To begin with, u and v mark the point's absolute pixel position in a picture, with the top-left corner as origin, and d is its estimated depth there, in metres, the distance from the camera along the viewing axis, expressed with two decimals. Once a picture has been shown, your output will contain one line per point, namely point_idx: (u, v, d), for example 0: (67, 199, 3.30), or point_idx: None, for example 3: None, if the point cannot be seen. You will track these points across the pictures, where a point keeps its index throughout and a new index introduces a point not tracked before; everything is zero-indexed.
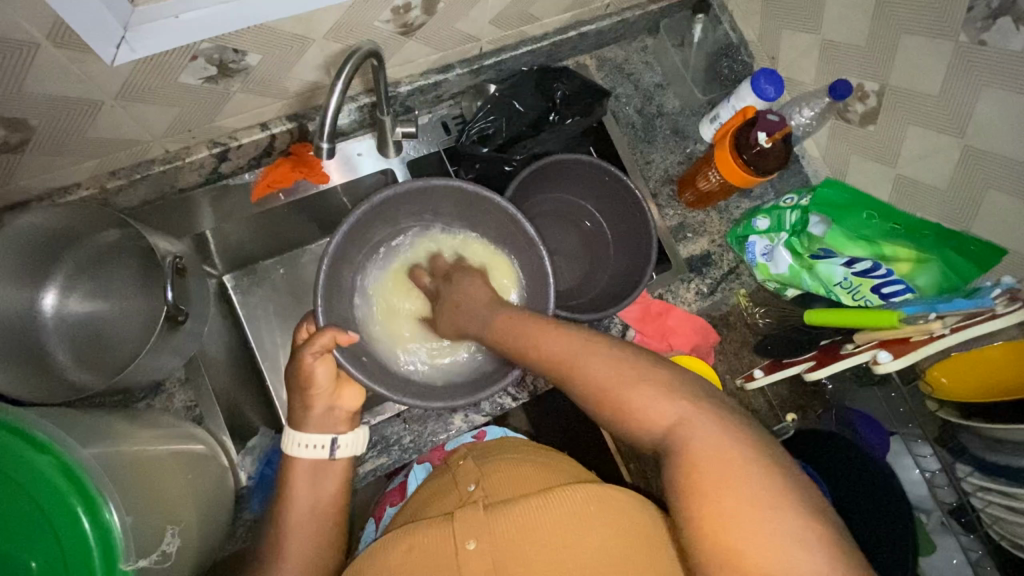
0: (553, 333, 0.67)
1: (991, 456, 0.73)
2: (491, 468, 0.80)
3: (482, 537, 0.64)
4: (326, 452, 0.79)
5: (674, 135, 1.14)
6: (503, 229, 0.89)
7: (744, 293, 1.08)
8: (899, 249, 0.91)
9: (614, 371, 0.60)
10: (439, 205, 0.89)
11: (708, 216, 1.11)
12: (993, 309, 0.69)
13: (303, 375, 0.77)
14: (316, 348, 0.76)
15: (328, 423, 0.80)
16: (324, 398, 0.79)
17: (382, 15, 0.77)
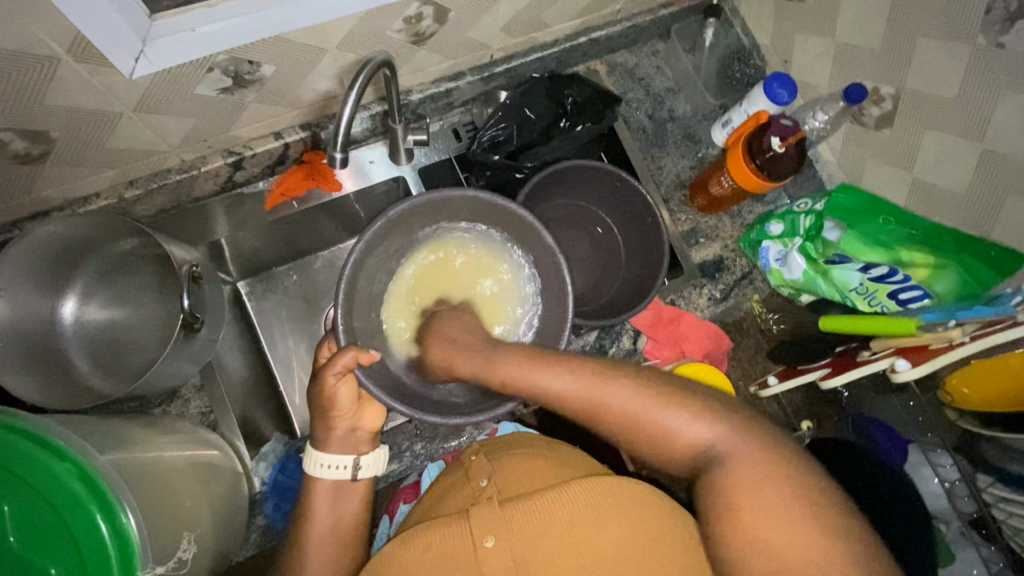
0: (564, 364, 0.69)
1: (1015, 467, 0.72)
2: (502, 464, 0.80)
3: (501, 535, 0.65)
4: (347, 473, 0.80)
5: (685, 139, 1.13)
6: (514, 234, 0.89)
7: (758, 298, 1.07)
8: (916, 254, 0.88)
9: (628, 401, 0.65)
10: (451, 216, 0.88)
11: (720, 221, 1.10)
12: (1014, 317, 0.67)
13: (326, 399, 0.77)
14: (338, 370, 0.75)
15: (350, 443, 0.81)
16: (346, 419, 0.79)
17: (394, 25, 0.78)
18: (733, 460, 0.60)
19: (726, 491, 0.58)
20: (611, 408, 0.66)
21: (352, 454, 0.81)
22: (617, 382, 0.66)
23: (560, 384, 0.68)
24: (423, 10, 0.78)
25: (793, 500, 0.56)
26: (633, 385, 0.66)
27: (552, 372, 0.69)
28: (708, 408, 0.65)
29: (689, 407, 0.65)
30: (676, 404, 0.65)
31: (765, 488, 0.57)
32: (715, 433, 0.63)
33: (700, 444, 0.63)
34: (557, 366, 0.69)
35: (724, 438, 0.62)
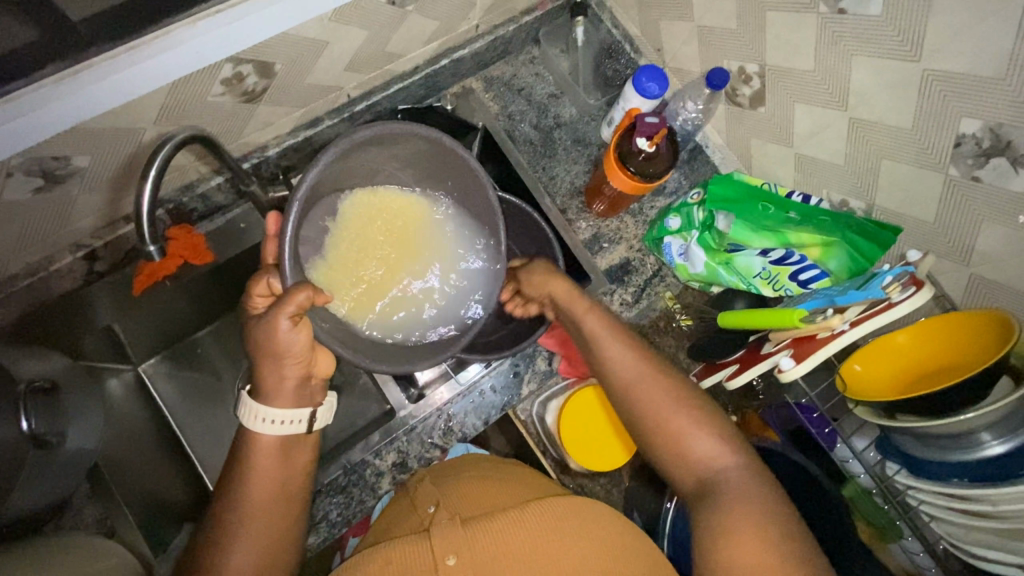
0: (605, 314, 0.76)
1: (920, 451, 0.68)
2: (450, 489, 0.77)
3: (463, 552, 0.64)
4: (303, 427, 0.71)
5: (575, 144, 1.09)
6: (462, 186, 0.73)
7: (671, 295, 1.03)
8: (803, 236, 0.83)
9: (643, 371, 0.71)
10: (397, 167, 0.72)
11: (622, 222, 1.07)
12: (889, 297, 0.65)
13: (276, 344, 0.64)
14: (289, 311, 0.61)
15: (305, 395, 0.72)
16: (298, 366, 0.68)
17: (213, 89, 0.74)
18: (728, 482, 0.64)
19: (731, 505, 0.61)
20: (650, 396, 0.69)
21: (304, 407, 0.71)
22: (661, 375, 0.71)
23: (598, 332, 0.74)
24: (240, 69, 0.74)
25: (785, 525, 0.60)
26: (675, 385, 0.70)
27: (611, 339, 0.73)
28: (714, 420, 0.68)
29: (711, 426, 0.68)
30: (704, 421, 0.68)
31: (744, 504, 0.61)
32: (726, 461, 0.66)
33: (694, 450, 0.67)
34: (602, 313, 0.75)
35: (737, 470, 0.65)
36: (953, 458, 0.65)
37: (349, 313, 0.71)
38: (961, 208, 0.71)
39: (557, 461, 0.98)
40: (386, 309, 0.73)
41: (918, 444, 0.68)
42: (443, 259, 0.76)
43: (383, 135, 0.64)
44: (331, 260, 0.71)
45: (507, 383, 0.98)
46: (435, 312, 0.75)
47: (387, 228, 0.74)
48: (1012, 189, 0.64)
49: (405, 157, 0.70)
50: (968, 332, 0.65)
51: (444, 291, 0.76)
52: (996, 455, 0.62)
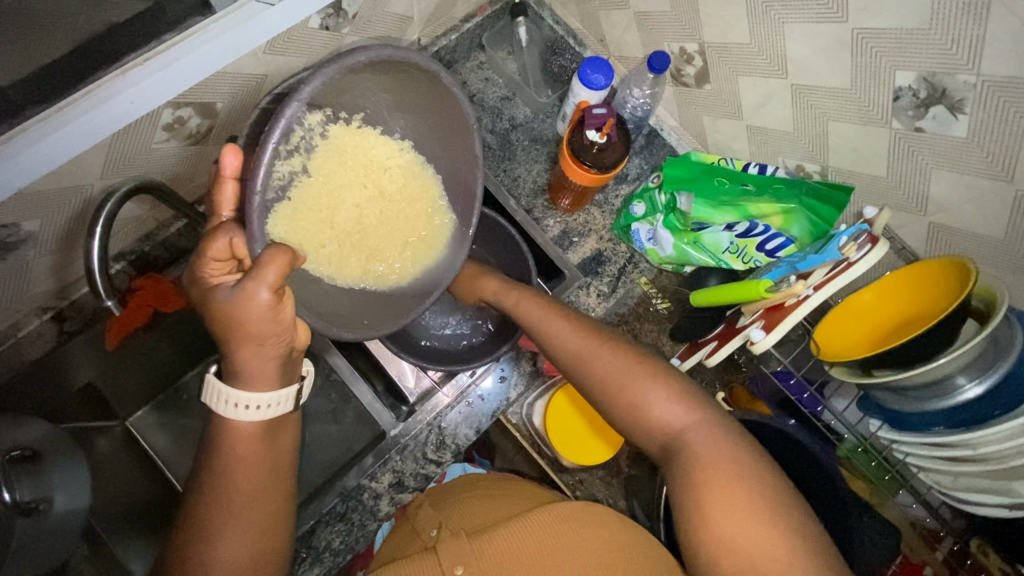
0: (537, 296, 0.82)
1: (895, 405, 0.69)
2: (453, 512, 0.77)
3: (472, 565, 0.64)
4: (289, 405, 0.65)
5: (533, 143, 1.09)
6: (443, 123, 0.70)
7: (646, 280, 1.03)
8: (762, 206, 0.84)
9: (579, 339, 0.73)
10: (369, 95, 0.64)
11: (589, 214, 1.07)
12: (848, 257, 0.65)
13: (251, 318, 0.56)
14: (268, 280, 0.54)
15: (286, 370, 0.65)
16: (276, 343, 0.60)
17: (157, 135, 0.74)
18: (693, 437, 0.63)
19: (697, 467, 0.60)
20: (599, 361, 0.70)
21: (285, 386, 0.65)
22: (604, 342, 0.72)
23: (533, 313, 0.79)
24: (182, 112, 0.74)
25: (764, 480, 0.58)
26: (615, 344, 0.72)
27: (553, 319, 0.77)
28: (666, 377, 0.68)
29: (667, 383, 0.67)
30: (657, 378, 0.67)
31: (733, 474, 0.59)
32: (690, 421, 0.64)
33: (655, 412, 0.66)
34: (534, 297, 0.81)
35: (703, 429, 0.63)
36: (931, 406, 0.65)
37: (324, 266, 0.67)
38: (908, 159, 0.72)
39: (553, 460, 0.98)
40: (363, 259, 0.71)
41: (897, 395, 0.68)
42: (413, 202, 0.74)
43: (381, 62, 0.57)
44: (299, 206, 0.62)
45: (493, 390, 0.97)
46: (406, 258, 0.75)
47: (358, 174, 0.68)
48: (955, 134, 0.65)
49: (386, 81, 0.62)
50: (928, 283, 0.66)
51: (417, 236, 0.76)
52: (974, 397, 0.62)
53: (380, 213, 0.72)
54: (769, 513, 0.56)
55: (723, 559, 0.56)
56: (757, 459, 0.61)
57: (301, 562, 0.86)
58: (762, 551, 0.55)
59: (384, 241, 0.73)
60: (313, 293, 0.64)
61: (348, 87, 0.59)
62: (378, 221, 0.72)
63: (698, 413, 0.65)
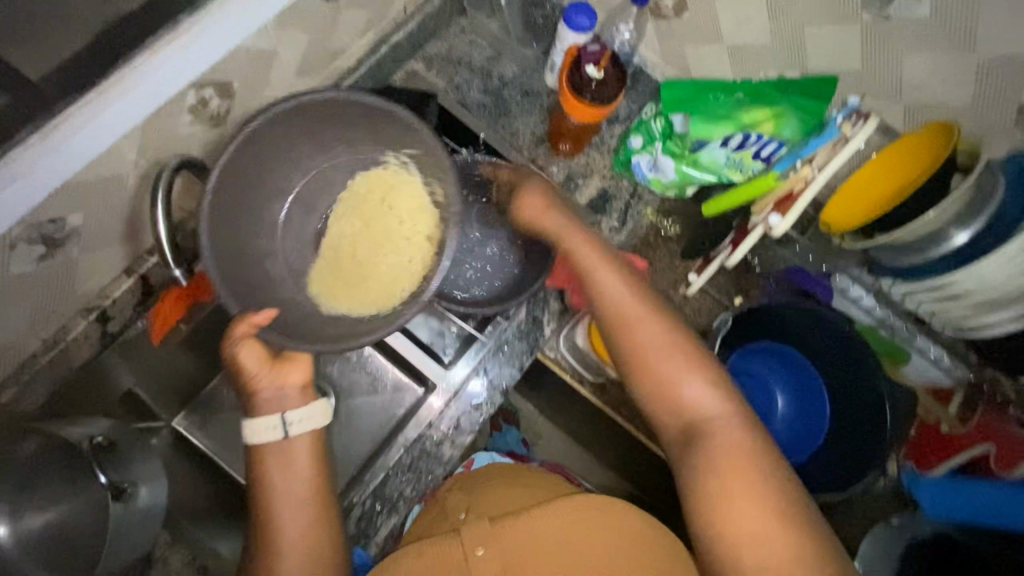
0: (592, 241, 0.79)
1: (902, 261, 0.77)
2: (479, 494, 0.83)
3: (489, 544, 0.70)
4: (280, 431, 0.73)
5: (526, 97, 1.13)
6: (390, 140, 0.75)
7: (652, 209, 1.07)
8: (755, 115, 0.93)
9: (628, 297, 0.75)
10: (297, 151, 0.73)
11: (590, 157, 1.10)
12: (844, 135, 0.78)
13: (238, 363, 0.72)
14: (237, 337, 0.70)
15: (280, 403, 0.74)
16: (267, 379, 0.73)
17: (183, 119, 0.76)
18: (720, 431, 0.68)
19: (721, 454, 0.66)
20: (648, 350, 0.72)
21: (278, 413, 0.74)
22: (655, 313, 0.74)
23: (585, 262, 0.78)
24: (204, 93, 0.76)
25: (778, 478, 0.65)
26: (666, 318, 0.74)
27: (613, 273, 0.77)
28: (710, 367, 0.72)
29: (704, 373, 0.71)
30: (692, 364, 0.71)
31: (746, 475, 0.65)
32: (719, 411, 0.69)
33: (692, 402, 0.70)
34: (591, 244, 0.79)
35: (727, 423, 0.68)
36: (930, 254, 0.73)
37: (352, 305, 0.74)
38: (883, 46, 0.79)
39: (595, 385, 1.04)
40: (371, 290, 0.74)
41: (895, 252, 0.77)
42: (411, 227, 0.76)
43: (299, 111, 0.69)
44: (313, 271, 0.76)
45: (528, 330, 1.02)
46: (408, 273, 0.74)
47: (361, 222, 0.77)
48: (920, 14, 0.73)
49: (330, 134, 0.73)
50: (915, 148, 0.75)
51: (418, 253, 0.75)
52: (964, 242, 0.71)
53: (377, 248, 0.77)
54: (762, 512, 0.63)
55: (723, 541, 0.63)
56: (773, 461, 0.66)
57: (378, 514, 0.91)
58: (751, 544, 0.62)
59: (387, 270, 0.75)
60: (326, 325, 0.72)
61: (265, 171, 0.72)
62: (380, 255, 0.76)
63: (734, 409, 0.70)
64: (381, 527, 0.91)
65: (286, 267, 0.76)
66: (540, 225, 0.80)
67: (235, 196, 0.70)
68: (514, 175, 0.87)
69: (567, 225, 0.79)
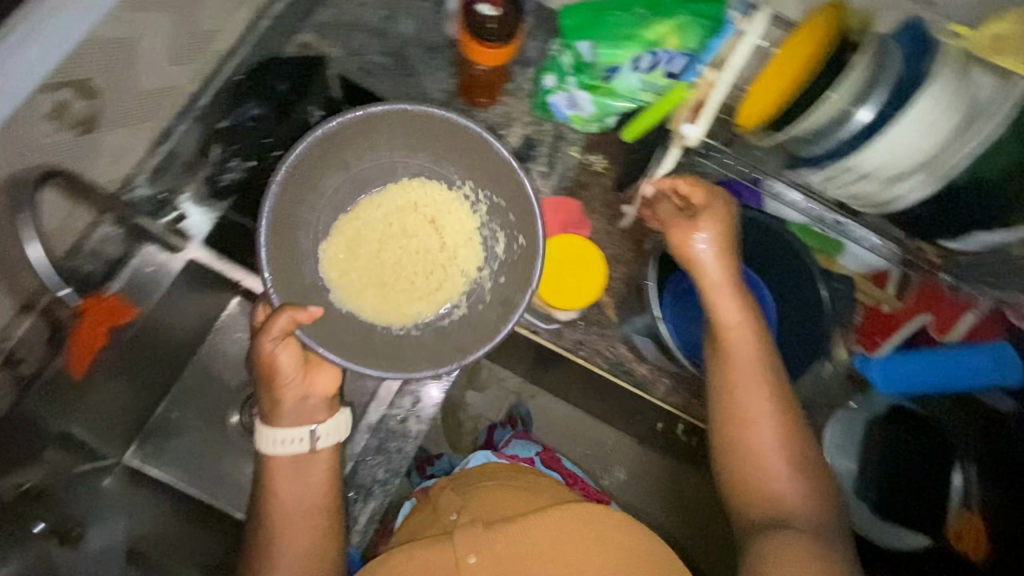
0: (739, 290, 0.75)
1: (813, 149, 0.76)
2: (476, 495, 0.84)
3: (482, 552, 0.73)
4: (305, 444, 0.76)
5: (428, 52, 1.08)
6: (441, 140, 0.83)
7: (577, 149, 1.08)
8: (659, 31, 0.90)
9: (750, 359, 0.73)
10: (386, 143, 0.84)
11: (507, 104, 1.09)
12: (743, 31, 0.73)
13: (267, 365, 0.73)
14: (276, 332, 0.70)
15: (305, 413, 0.77)
16: (295, 387, 0.75)
17: (43, 127, 0.69)
18: (796, 523, 0.66)
19: (785, 535, 0.64)
20: (758, 426, 0.70)
21: (304, 426, 0.77)
22: (762, 371, 0.72)
23: (722, 306, 0.75)
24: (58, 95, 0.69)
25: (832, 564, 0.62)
26: (778, 385, 0.72)
27: (732, 295, 0.75)
28: (806, 458, 0.70)
29: (805, 463, 0.70)
30: (802, 475, 0.69)
31: (811, 557, 0.62)
32: (799, 506, 0.68)
33: (772, 484, 0.69)
34: (738, 293, 0.75)
35: (805, 516, 0.67)
36: (837, 137, 0.72)
37: (356, 301, 0.85)
38: None
39: (551, 335, 1.01)
40: (399, 301, 0.86)
41: (806, 141, 0.76)
42: (456, 251, 0.90)
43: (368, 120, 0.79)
44: (331, 249, 0.85)
45: None
46: (437, 292, 0.88)
47: (402, 232, 0.89)
48: None
49: (401, 136, 0.84)
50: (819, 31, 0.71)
51: (455, 273, 0.89)
52: (867, 119, 0.69)
53: (414, 264, 0.89)
54: None
55: None
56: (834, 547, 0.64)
57: (355, 501, 0.91)
58: None
59: (418, 288, 0.88)
60: (341, 320, 0.81)
61: (344, 148, 0.81)
62: (416, 268, 0.89)
63: (807, 494, 0.68)
64: (360, 513, 0.90)
65: (313, 240, 0.85)
66: (698, 266, 0.76)
67: (319, 163, 0.80)
68: (689, 189, 0.79)
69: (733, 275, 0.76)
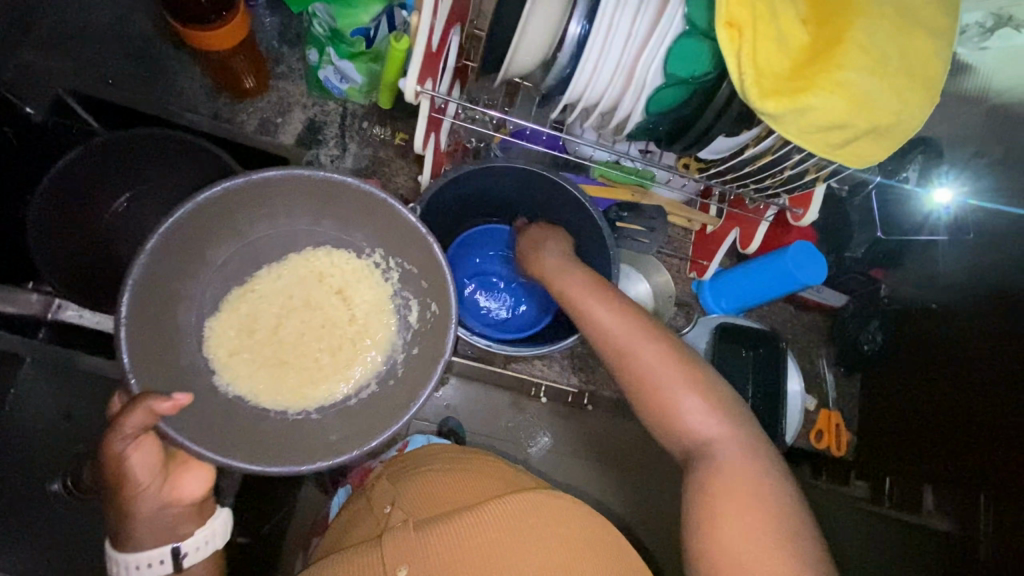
0: (603, 288, 0.67)
1: (551, 79, 0.67)
2: (415, 481, 0.66)
3: (415, 563, 0.54)
4: (168, 567, 0.58)
5: (176, 44, 0.96)
6: (355, 210, 0.66)
7: (368, 125, 1.01)
8: None
9: (626, 329, 0.63)
10: (283, 205, 0.65)
11: (283, 88, 1.00)
12: None
13: (115, 467, 0.55)
14: (129, 430, 0.54)
15: (164, 525, 0.58)
16: (150, 493, 0.56)
17: None
18: (726, 464, 0.55)
19: (717, 479, 0.54)
20: (651, 377, 0.60)
21: (163, 543, 0.58)
22: (664, 348, 0.61)
23: (604, 321, 0.64)
24: None
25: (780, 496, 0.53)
26: (676, 351, 0.61)
27: (601, 299, 0.66)
28: (719, 400, 0.59)
29: (710, 399, 0.59)
30: (695, 386, 0.59)
31: (749, 492, 0.52)
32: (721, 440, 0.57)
33: (694, 436, 0.57)
34: (597, 288, 0.67)
35: (737, 449, 0.56)
36: (563, 61, 0.63)
37: (248, 387, 0.65)
38: None
39: None
40: (297, 389, 0.67)
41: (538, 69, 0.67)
42: (368, 323, 0.71)
43: (247, 189, 0.61)
44: (218, 326, 0.67)
45: None
46: (343, 373, 0.68)
47: (304, 306, 0.70)
48: None
49: (295, 204, 0.66)
50: None
51: (369, 348, 0.70)
52: (578, 36, 0.60)
53: (319, 342, 0.69)
54: (761, 533, 0.50)
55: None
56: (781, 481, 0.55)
57: None
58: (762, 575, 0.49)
59: (326, 373, 0.68)
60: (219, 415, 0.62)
61: (225, 218, 0.63)
62: (325, 348, 0.69)
63: (747, 443, 0.57)
64: None
65: (196, 319, 0.66)
66: (569, 296, 0.68)
67: (199, 231, 0.62)
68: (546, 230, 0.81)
69: (559, 280, 0.71)
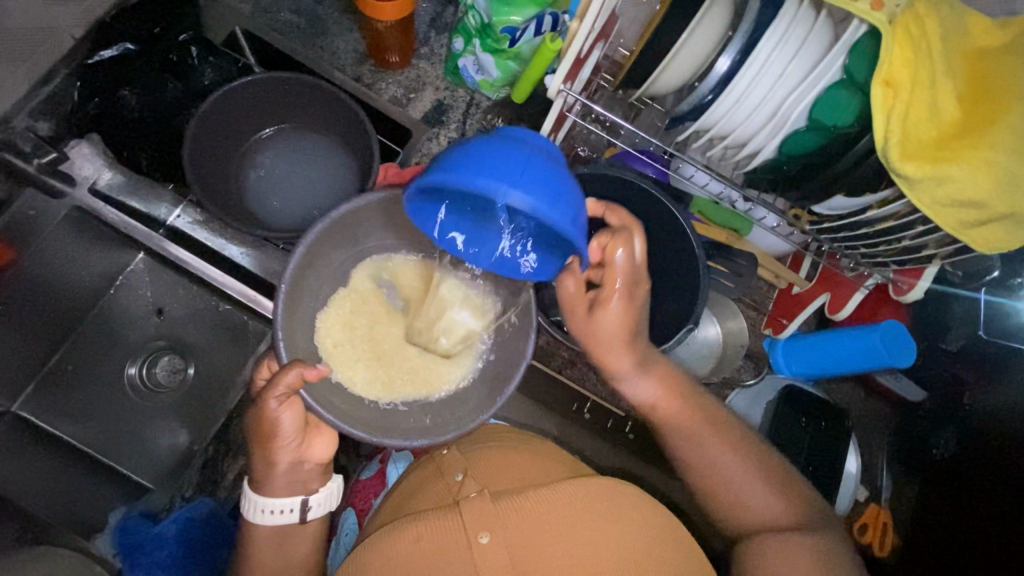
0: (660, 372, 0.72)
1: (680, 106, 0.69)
2: (479, 454, 0.67)
3: (496, 530, 0.55)
4: (295, 516, 0.65)
5: (343, 14, 1.08)
6: None
7: (487, 116, 1.07)
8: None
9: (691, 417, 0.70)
10: (401, 221, 0.72)
11: (420, 68, 1.08)
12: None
13: (267, 426, 0.60)
14: (281, 391, 0.58)
15: (296, 481, 0.65)
16: (290, 450, 0.62)
17: None
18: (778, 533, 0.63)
19: (770, 544, 0.61)
20: (711, 455, 0.68)
21: (294, 495, 0.65)
22: (720, 434, 0.69)
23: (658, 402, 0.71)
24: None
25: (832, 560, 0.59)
26: (737, 442, 0.69)
27: (656, 381, 0.72)
28: (775, 481, 0.67)
29: (768, 479, 0.67)
30: (755, 469, 0.67)
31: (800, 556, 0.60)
32: (776, 512, 0.65)
33: (751, 507, 0.66)
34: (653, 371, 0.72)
35: (789, 521, 0.64)
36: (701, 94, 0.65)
37: (352, 377, 0.69)
38: None
39: None
40: (390, 386, 0.70)
41: (672, 95, 0.69)
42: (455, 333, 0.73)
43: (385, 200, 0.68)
44: (327, 319, 0.70)
45: None
46: (431, 376, 0.71)
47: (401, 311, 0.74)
48: None
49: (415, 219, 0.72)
50: None
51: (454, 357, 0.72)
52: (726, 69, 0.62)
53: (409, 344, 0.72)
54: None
55: None
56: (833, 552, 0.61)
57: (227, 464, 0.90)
58: None
59: (415, 374, 0.71)
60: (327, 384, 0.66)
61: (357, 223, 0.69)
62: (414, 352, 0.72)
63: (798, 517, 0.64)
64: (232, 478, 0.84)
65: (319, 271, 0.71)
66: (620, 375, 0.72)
67: (332, 237, 0.67)
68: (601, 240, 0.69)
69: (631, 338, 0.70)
